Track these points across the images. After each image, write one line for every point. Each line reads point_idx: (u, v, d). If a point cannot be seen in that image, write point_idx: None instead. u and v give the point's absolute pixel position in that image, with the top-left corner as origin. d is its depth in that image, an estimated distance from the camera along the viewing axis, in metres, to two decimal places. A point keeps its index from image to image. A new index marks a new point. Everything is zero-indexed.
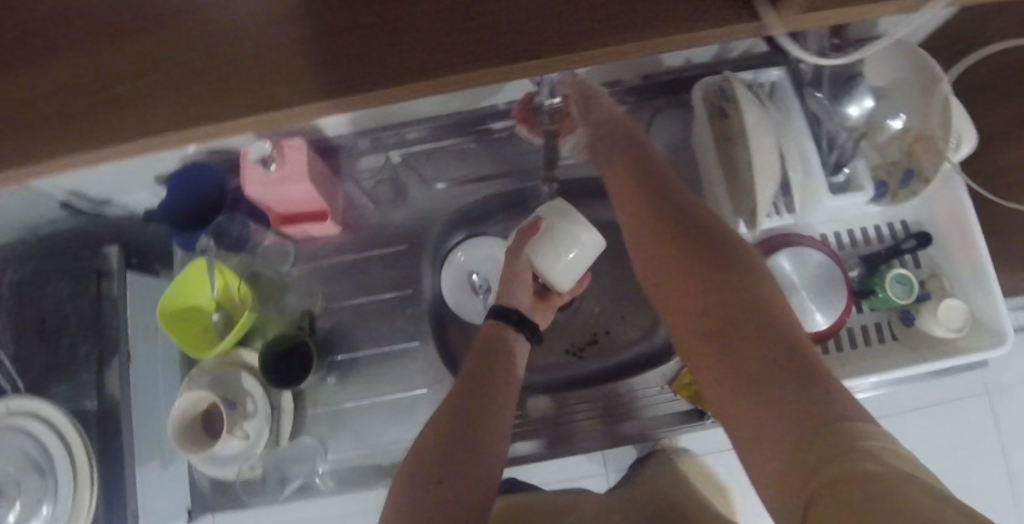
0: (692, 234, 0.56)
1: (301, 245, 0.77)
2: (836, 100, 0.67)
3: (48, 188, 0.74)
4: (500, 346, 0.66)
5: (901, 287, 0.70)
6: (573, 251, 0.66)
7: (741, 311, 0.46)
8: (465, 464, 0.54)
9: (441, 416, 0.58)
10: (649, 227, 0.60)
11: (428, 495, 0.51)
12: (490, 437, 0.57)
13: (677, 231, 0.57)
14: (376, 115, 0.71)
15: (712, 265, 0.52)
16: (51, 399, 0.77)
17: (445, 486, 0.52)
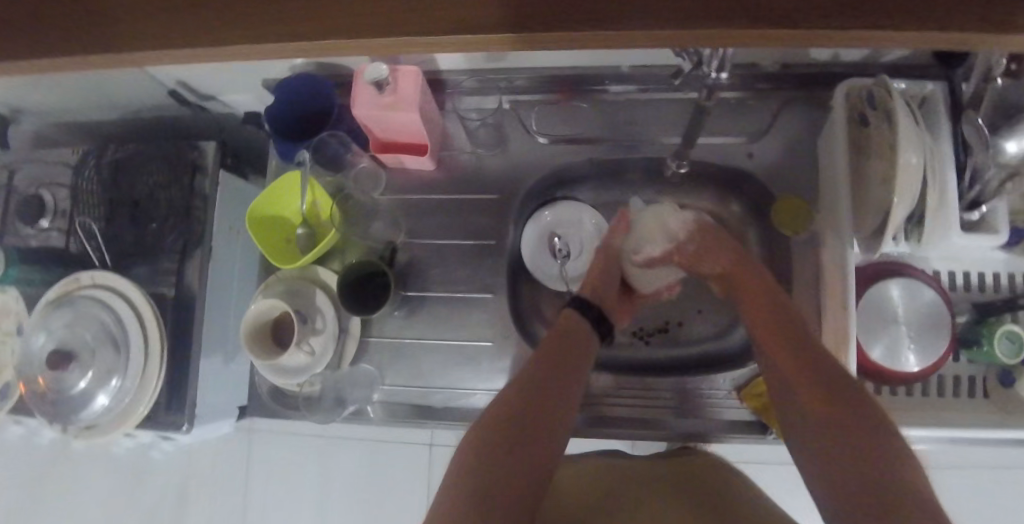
0: (799, 342, 0.58)
1: (392, 175, 0.76)
2: (997, 131, 0.61)
3: (162, 73, 0.75)
4: (575, 342, 0.66)
5: (1010, 345, 0.65)
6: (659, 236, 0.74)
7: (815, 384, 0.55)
8: (525, 445, 0.56)
9: (500, 404, 0.59)
10: (762, 337, 0.61)
11: (486, 472, 0.53)
12: (557, 422, 0.59)
13: (785, 339, 0.59)
14: (494, 56, 0.69)
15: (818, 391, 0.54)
16: (132, 277, 0.80)
17: (506, 455, 0.55)
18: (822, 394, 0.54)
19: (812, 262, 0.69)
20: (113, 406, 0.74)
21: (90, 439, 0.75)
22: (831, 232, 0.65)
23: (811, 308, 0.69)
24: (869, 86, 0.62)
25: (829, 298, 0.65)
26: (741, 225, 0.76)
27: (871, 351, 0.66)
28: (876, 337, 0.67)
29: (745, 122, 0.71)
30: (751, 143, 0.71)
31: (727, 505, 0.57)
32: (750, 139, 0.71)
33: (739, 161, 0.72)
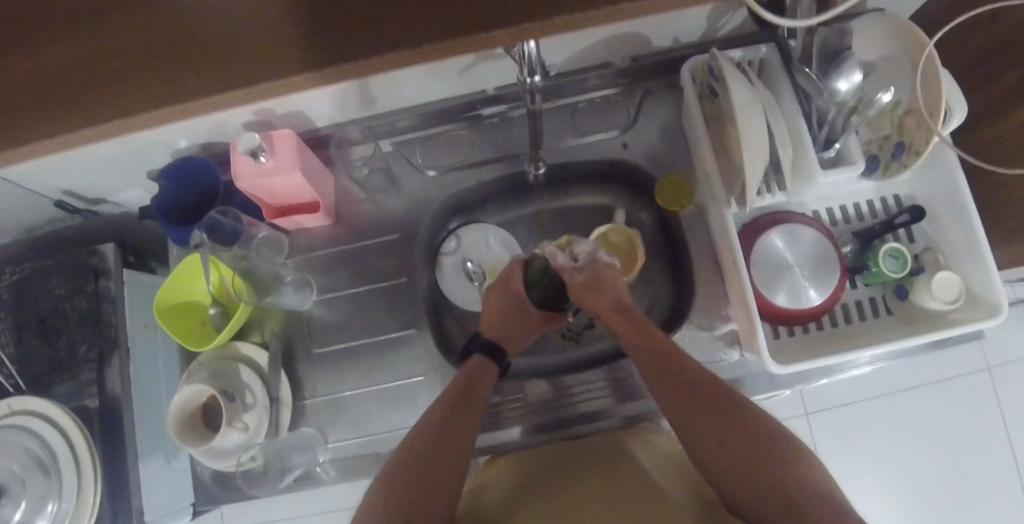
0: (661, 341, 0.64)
1: (296, 237, 0.78)
2: (824, 76, 0.66)
3: (45, 187, 0.75)
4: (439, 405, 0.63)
5: (895, 262, 0.70)
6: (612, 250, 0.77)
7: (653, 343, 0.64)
8: (429, 477, 0.57)
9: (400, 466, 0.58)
10: (630, 332, 0.66)
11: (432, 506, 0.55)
12: (445, 460, 0.59)
13: (732, 445, 0.55)
14: (366, 103, 0.70)
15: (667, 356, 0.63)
16: (53, 398, 0.77)
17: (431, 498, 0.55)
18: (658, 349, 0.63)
19: (703, 228, 0.75)
20: None
21: None
22: (710, 200, 0.70)
23: (711, 270, 0.74)
24: (706, 61, 0.67)
25: (724, 257, 0.70)
26: (635, 211, 0.82)
27: (775, 298, 0.71)
28: (773, 282, 0.71)
29: (613, 117, 0.77)
30: (624, 134, 0.77)
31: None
32: (622, 130, 0.77)
33: (616, 152, 0.78)
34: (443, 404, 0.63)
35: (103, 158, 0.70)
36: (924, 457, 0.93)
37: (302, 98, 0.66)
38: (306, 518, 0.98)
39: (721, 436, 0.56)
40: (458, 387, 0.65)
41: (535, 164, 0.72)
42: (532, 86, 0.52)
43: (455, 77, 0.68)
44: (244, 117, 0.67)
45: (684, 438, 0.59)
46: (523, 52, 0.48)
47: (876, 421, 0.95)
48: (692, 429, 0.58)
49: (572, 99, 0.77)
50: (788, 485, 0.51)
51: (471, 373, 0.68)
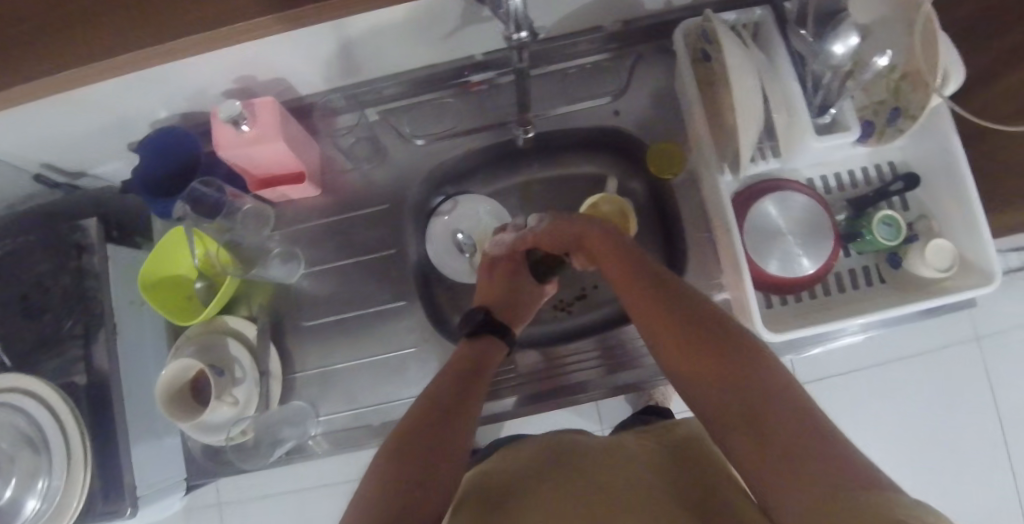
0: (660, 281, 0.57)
1: (282, 209, 0.77)
2: (821, 37, 0.65)
3: (19, 160, 0.72)
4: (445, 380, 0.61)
5: (888, 229, 0.70)
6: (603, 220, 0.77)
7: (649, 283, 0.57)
8: (428, 451, 0.53)
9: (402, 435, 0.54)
10: (622, 277, 0.59)
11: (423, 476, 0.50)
12: (444, 435, 0.55)
13: (721, 363, 0.49)
14: (350, 69, 0.68)
15: (667, 293, 0.56)
16: (40, 375, 0.76)
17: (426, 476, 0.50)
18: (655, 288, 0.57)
19: (696, 196, 0.74)
20: (46, 509, 0.69)
21: None
22: (703, 168, 0.69)
23: (704, 238, 0.74)
24: (700, 23, 0.66)
25: (717, 226, 0.69)
26: (627, 179, 0.81)
27: (766, 267, 0.70)
28: (765, 251, 0.71)
29: (604, 83, 0.75)
30: (616, 101, 0.75)
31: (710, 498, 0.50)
32: (614, 97, 0.75)
33: (608, 119, 0.76)
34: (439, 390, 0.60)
35: (79, 128, 0.67)
36: (913, 425, 0.95)
37: (283, 63, 0.63)
38: (302, 491, 0.99)
39: (710, 355, 0.50)
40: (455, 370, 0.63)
41: (523, 127, 0.70)
42: (520, 43, 0.51)
43: (442, 41, 0.66)
44: (224, 85, 0.65)
45: (672, 366, 0.53)
46: (508, 9, 0.46)
47: (863, 390, 0.96)
48: (679, 356, 0.52)
49: (562, 65, 0.74)
50: (784, 405, 0.44)
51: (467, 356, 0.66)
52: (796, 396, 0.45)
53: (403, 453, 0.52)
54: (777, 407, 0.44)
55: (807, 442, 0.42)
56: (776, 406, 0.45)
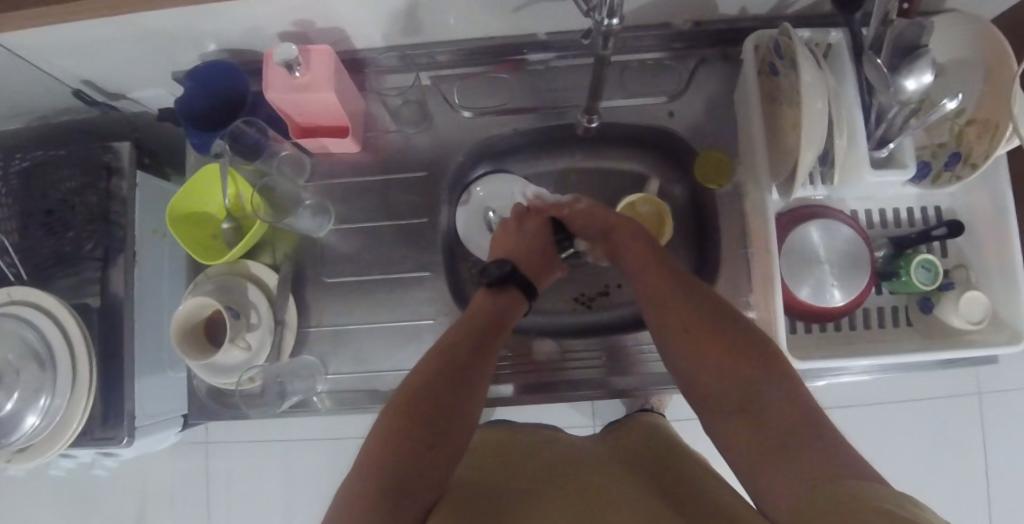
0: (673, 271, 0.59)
1: (318, 161, 0.76)
2: (894, 70, 0.63)
3: (63, 72, 0.71)
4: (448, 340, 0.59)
5: (926, 273, 0.69)
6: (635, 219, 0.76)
7: (661, 273, 0.59)
8: (433, 425, 0.51)
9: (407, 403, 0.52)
10: (636, 266, 0.62)
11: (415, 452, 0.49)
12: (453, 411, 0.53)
13: (736, 365, 0.50)
14: (411, 29, 0.67)
15: (678, 283, 0.58)
16: (55, 291, 0.75)
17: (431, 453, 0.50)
18: (666, 278, 0.59)
19: (737, 211, 0.73)
20: (46, 425, 0.70)
21: (25, 462, 0.69)
22: (752, 182, 0.68)
23: (738, 254, 0.73)
24: (775, 36, 0.64)
25: (756, 243, 0.68)
26: (667, 183, 0.80)
27: (798, 292, 0.69)
28: (799, 276, 0.70)
29: (662, 82, 0.74)
30: (671, 102, 0.74)
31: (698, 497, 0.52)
32: (670, 98, 0.74)
33: (660, 120, 0.75)
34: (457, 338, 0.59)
35: (130, 48, 0.66)
36: (907, 470, 0.94)
37: (346, 13, 0.62)
38: (292, 442, 0.99)
39: (727, 355, 0.51)
40: (476, 315, 0.62)
41: (587, 117, 0.70)
42: (607, 30, 0.49)
43: (509, 14, 0.65)
44: (283, 26, 0.64)
45: (680, 362, 0.54)
46: None
47: (862, 427, 0.95)
48: (692, 351, 0.53)
49: (624, 57, 0.73)
50: (792, 410, 0.46)
51: (486, 308, 0.63)
52: (796, 397, 0.48)
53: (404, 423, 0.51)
54: (777, 407, 0.47)
55: (802, 433, 0.45)
56: (784, 411, 0.46)
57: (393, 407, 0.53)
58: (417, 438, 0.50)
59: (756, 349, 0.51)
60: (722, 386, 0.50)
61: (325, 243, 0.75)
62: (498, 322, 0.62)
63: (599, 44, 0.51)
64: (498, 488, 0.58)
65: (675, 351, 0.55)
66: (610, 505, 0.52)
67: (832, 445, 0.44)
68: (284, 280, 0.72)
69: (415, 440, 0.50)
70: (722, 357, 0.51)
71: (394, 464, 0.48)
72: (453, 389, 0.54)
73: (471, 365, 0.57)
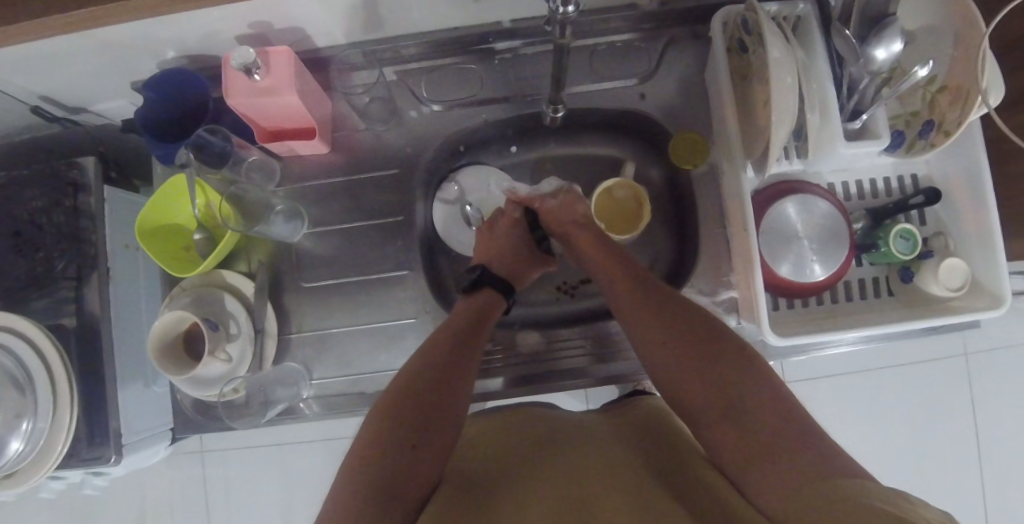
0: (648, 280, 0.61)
1: (288, 164, 0.74)
2: (863, 41, 0.62)
3: (17, 89, 0.69)
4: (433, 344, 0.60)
5: (905, 243, 0.68)
6: (612, 205, 0.75)
7: (638, 281, 0.61)
8: (421, 430, 0.52)
9: (394, 407, 0.53)
10: (613, 272, 0.63)
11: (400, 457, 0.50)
12: (439, 413, 0.54)
13: (722, 369, 0.52)
14: (372, 24, 0.65)
15: (656, 290, 0.60)
16: (28, 313, 0.74)
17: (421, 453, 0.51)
18: (642, 287, 0.61)
19: (715, 190, 0.73)
20: (30, 450, 0.68)
21: (12, 488, 0.68)
22: (727, 161, 0.68)
23: (717, 234, 0.72)
24: (741, 12, 0.63)
25: (733, 223, 0.68)
26: (644, 165, 0.80)
27: (778, 269, 0.69)
28: (778, 253, 0.70)
29: (632, 63, 0.73)
30: (642, 84, 0.73)
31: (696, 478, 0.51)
32: (641, 79, 0.73)
33: (632, 102, 0.74)
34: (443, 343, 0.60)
35: (83, 61, 0.64)
36: (897, 435, 0.95)
37: (302, 12, 0.60)
38: (286, 447, 0.99)
39: (715, 366, 0.52)
40: (458, 318, 0.63)
41: (552, 107, 0.68)
42: (564, 17, 0.48)
43: (471, 3, 0.63)
44: (239, 29, 0.62)
45: (667, 373, 0.54)
46: None
47: (849, 396, 0.96)
48: (678, 360, 0.54)
49: (592, 41, 0.72)
50: (780, 415, 0.48)
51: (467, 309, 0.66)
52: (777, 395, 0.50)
53: (393, 427, 0.51)
54: (760, 406, 0.49)
55: (787, 429, 0.47)
56: (768, 409, 0.49)
57: (381, 406, 0.54)
58: (407, 439, 0.51)
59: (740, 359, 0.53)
60: (709, 388, 0.51)
61: (301, 247, 0.74)
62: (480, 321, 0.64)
63: (559, 32, 0.50)
64: (489, 472, 0.56)
65: (658, 358, 0.56)
66: (604, 474, 0.52)
67: (815, 441, 0.46)
68: (261, 288, 0.71)
69: (402, 441, 0.50)
70: (709, 366, 0.53)
71: (386, 468, 0.49)
72: (435, 386, 0.55)
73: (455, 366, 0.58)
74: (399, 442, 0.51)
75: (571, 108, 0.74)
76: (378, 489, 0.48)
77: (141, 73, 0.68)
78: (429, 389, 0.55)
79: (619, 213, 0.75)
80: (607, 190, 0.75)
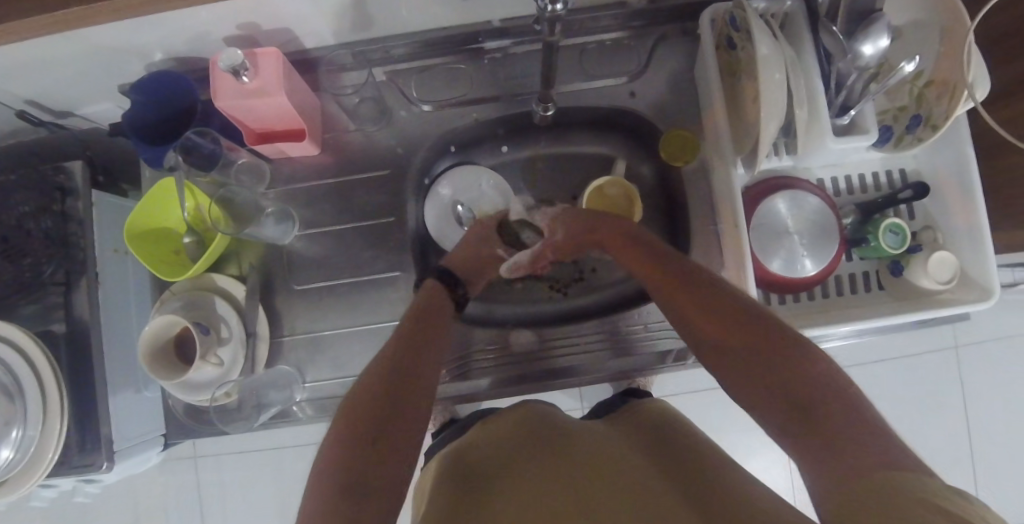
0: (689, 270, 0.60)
1: (278, 166, 0.74)
2: (852, 38, 0.63)
3: (2, 93, 0.68)
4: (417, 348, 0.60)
5: (895, 237, 0.69)
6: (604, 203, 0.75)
7: (684, 272, 0.60)
8: (390, 429, 0.52)
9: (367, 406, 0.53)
10: (653, 266, 0.62)
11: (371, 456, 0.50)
12: (409, 415, 0.54)
13: (776, 359, 0.50)
14: (361, 25, 0.65)
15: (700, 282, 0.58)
16: (16, 320, 0.73)
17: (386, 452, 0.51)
18: (689, 278, 0.59)
19: (706, 187, 0.73)
20: (19, 459, 0.67)
21: (3, 498, 0.67)
22: (717, 158, 0.68)
23: (709, 231, 0.73)
24: (729, 9, 0.64)
25: (724, 219, 0.68)
26: (635, 163, 0.80)
27: (769, 265, 0.70)
28: (769, 249, 0.70)
29: (622, 61, 0.73)
30: (632, 82, 0.73)
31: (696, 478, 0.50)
32: (631, 77, 0.73)
33: (622, 100, 0.74)
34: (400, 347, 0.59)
35: (69, 64, 0.63)
36: (890, 428, 0.96)
37: (290, 13, 0.60)
38: (280, 451, 0.98)
39: (765, 357, 0.51)
40: (417, 318, 0.63)
41: (542, 105, 0.68)
42: (552, 15, 0.48)
43: (459, 2, 0.63)
44: (226, 31, 0.62)
45: (732, 365, 0.53)
46: None
47: None
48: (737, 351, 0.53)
49: (582, 39, 0.72)
50: (836, 399, 0.46)
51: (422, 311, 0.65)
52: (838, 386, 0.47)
53: (361, 426, 0.52)
54: (822, 397, 0.47)
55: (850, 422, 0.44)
56: (828, 400, 0.46)
57: (341, 414, 0.54)
58: (366, 448, 0.50)
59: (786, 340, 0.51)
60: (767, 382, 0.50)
61: (293, 250, 0.74)
62: (437, 323, 0.64)
63: (548, 30, 0.50)
64: (495, 476, 0.55)
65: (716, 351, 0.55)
66: (605, 472, 0.52)
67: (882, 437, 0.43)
68: (252, 291, 0.70)
69: (367, 452, 0.50)
70: (757, 353, 0.51)
71: (360, 465, 0.49)
72: (405, 388, 0.56)
73: (415, 374, 0.58)
74: (364, 440, 0.51)
75: (563, 105, 0.74)
76: (346, 485, 0.47)
77: (127, 76, 0.68)
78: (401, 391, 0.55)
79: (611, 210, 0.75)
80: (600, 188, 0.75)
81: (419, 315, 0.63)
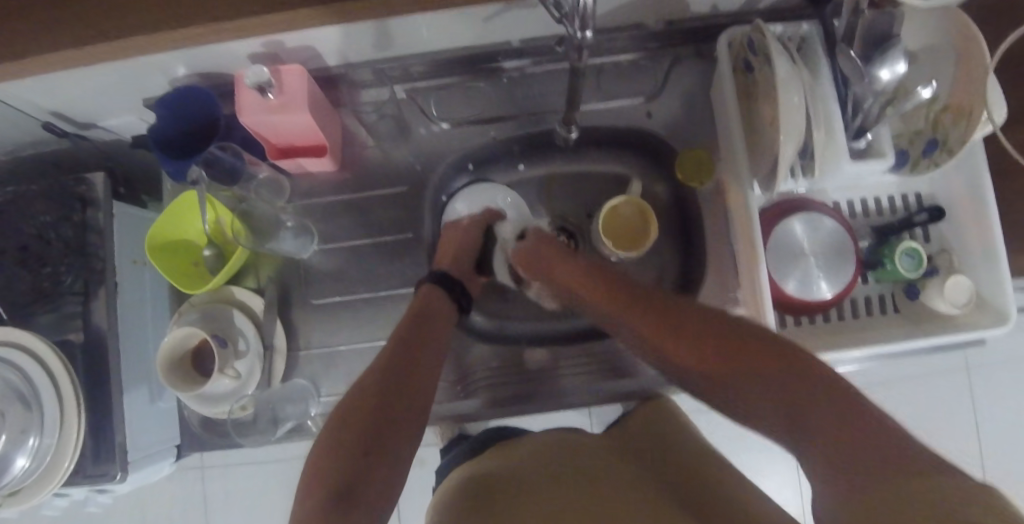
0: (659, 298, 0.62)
1: (297, 181, 0.75)
2: (869, 61, 0.64)
3: (29, 105, 0.69)
4: (415, 358, 0.62)
5: (910, 261, 0.69)
6: (616, 220, 0.75)
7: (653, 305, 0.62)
8: (384, 443, 0.54)
9: (354, 411, 0.56)
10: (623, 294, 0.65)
11: (356, 460, 0.52)
12: (409, 419, 0.57)
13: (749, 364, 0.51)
14: (383, 44, 0.66)
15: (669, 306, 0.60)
16: (35, 329, 0.74)
17: (372, 457, 0.53)
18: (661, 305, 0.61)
19: (721, 208, 0.74)
20: (36, 467, 0.67)
21: (15, 508, 0.67)
22: (733, 180, 0.68)
23: (722, 252, 0.73)
24: (748, 33, 0.64)
25: (740, 241, 0.69)
26: (650, 182, 0.80)
27: (785, 286, 0.70)
28: (785, 270, 0.70)
29: (639, 82, 0.74)
30: (649, 102, 0.74)
31: (711, 493, 0.55)
32: (647, 98, 0.74)
33: (639, 120, 0.75)
34: (391, 353, 0.62)
35: (98, 79, 0.64)
36: None
37: (316, 33, 0.61)
38: (289, 463, 0.98)
39: (749, 362, 0.51)
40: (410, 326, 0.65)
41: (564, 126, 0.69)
42: (580, 42, 0.49)
43: (481, 23, 0.64)
44: (253, 49, 0.63)
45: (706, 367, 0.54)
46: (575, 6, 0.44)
47: None
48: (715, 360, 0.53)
49: (600, 60, 0.73)
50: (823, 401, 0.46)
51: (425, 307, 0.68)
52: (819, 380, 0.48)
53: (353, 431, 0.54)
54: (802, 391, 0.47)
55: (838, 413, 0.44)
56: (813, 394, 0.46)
57: (336, 416, 0.56)
58: (363, 455, 0.52)
59: (787, 353, 0.50)
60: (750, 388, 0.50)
61: (309, 264, 0.75)
62: (434, 322, 0.67)
63: (575, 57, 0.51)
64: (504, 492, 0.58)
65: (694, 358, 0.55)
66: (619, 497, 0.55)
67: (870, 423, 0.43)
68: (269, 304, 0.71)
69: (360, 457, 0.52)
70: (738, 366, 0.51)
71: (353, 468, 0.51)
72: (396, 401, 0.57)
73: (418, 375, 0.61)
74: (361, 446, 0.53)
75: (581, 125, 0.75)
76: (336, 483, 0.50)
77: (153, 89, 0.69)
78: (399, 405, 0.57)
79: (623, 227, 0.75)
80: (614, 205, 0.75)
81: (421, 326, 0.65)
